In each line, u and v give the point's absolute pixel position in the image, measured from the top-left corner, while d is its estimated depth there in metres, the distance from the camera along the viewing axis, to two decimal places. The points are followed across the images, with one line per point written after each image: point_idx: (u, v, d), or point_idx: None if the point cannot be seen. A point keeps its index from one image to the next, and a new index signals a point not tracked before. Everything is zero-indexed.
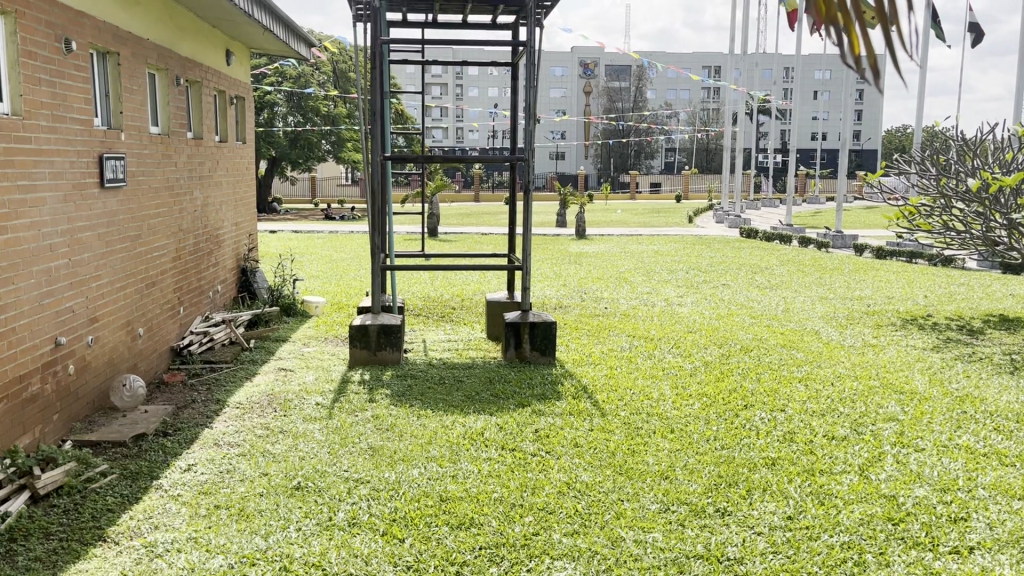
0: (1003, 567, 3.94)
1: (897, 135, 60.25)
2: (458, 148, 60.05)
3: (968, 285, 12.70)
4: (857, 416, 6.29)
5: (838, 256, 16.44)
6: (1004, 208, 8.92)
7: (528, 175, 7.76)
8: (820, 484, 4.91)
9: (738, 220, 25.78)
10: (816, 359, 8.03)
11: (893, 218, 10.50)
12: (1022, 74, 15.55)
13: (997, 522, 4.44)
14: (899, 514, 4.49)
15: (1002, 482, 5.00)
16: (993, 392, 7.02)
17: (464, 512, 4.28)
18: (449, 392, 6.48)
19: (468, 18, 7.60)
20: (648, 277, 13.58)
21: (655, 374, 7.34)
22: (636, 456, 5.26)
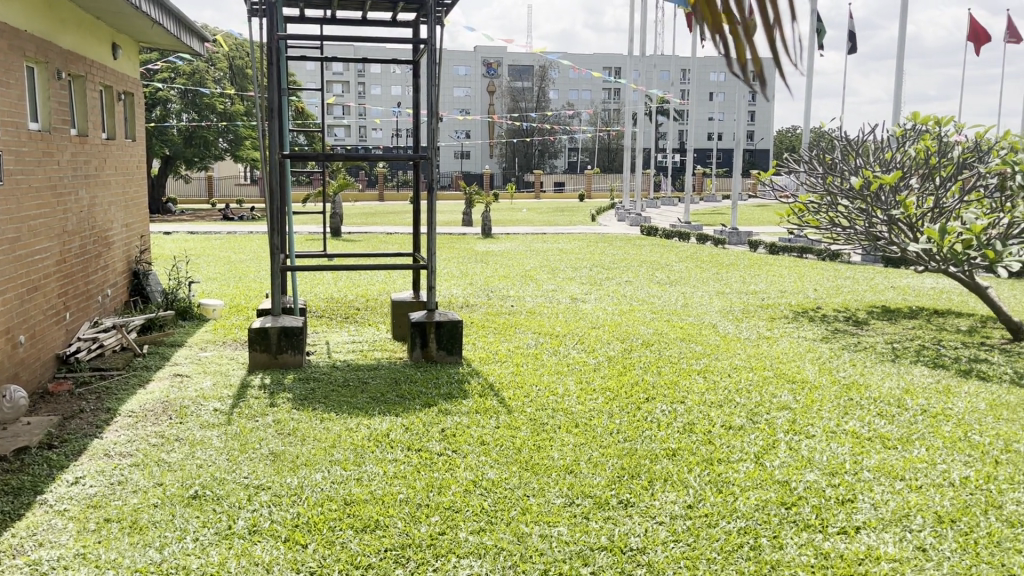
0: (886, 544, 4.16)
1: (788, 136, 62.85)
2: (360, 146, 59.34)
3: (853, 278, 13.35)
4: (753, 405, 6.53)
5: (734, 252, 17.04)
6: (885, 205, 9.38)
7: (432, 174, 7.70)
8: (718, 472, 5.08)
9: (639, 218, 26.32)
10: (714, 352, 8.30)
11: (784, 216, 10.96)
12: (899, 78, 16.47)
13: (880, 502, 4.69)
14: (791, 499, 4.69)
15: (885, 464, 5.28)
16: (877, 378, 7.43)
17: (370, 515, 4.23)
18: (353, 393, 6.39)
19: (367, 15, 7.51)
20: (553, 275, 13.74)
21: (560, 370, 7.43)
22: (541, 452, 5.31)
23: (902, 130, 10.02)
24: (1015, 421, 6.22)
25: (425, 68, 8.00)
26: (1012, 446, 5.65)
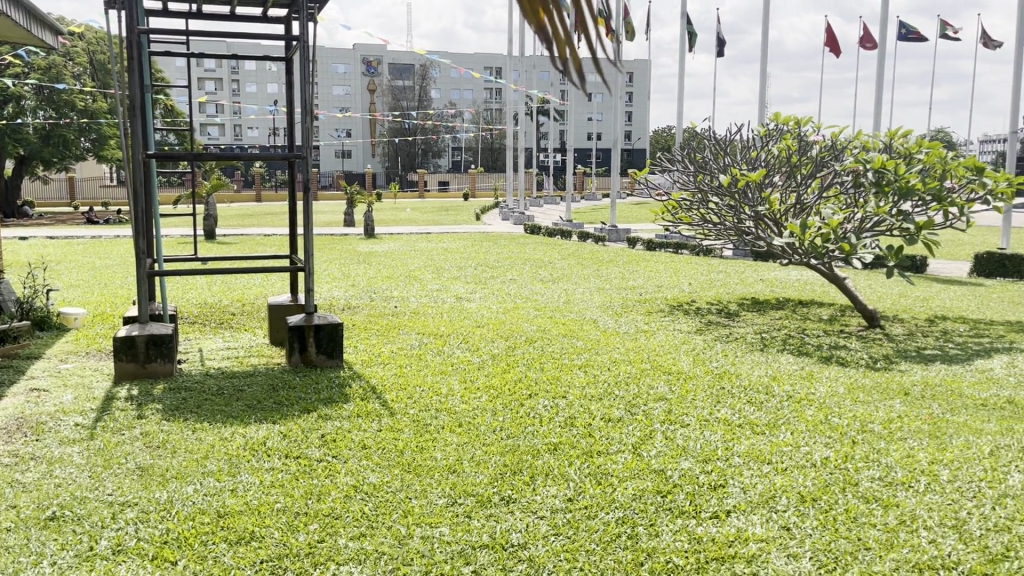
0: (754, 525, 4.36)
1: (663, 136, 64.96)
2: (236, 146, 57.41)
3: (725, 272, 13.93)
4: (631, 398, 6.71)
5: (613, 249, 17.48)
6: (751, 202, 9.85)
7: (308, 174, 7.52)
8: (597, 464, 5.19)
9: (522, 217, 26.60)
10: (595, 346, 8.49)
11: (659, 213, 11.31)
12: (763, 81, 17.32)
13: (749, 485, 4.91)
14: (666, 487, 4.85)
15: (754, 449, 5.54)
16: (747, 367, 7.78)
17: (244, 527, 4.10)
18: (228, 402, 6.17)
19: (236, 10, 7.26)
20: (437, 275, 13.69)
21: (444, 370, 7.41)
22: (423, 453, 5.28)
23: (765, 130, 10.53)
24: (871, 403, 6.64)
25: (298, 66, 7.81)
26: (868, 426, 6.02)
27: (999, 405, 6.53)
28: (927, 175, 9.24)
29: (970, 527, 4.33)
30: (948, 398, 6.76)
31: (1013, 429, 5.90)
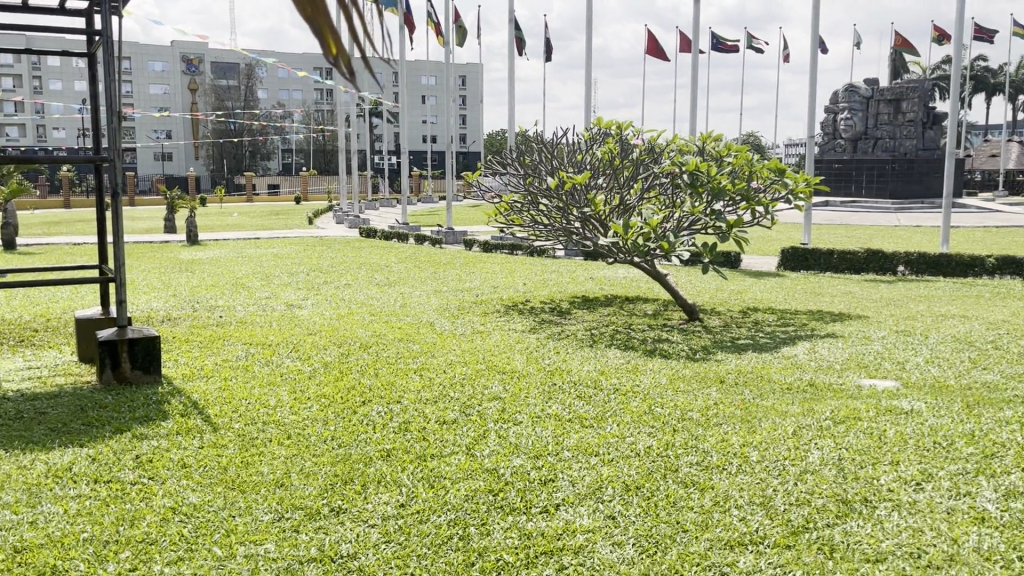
0: (581, 517, 4.50)
1: (497, 138, 65.99)
2: (40, 148, 52.95)
3: (558, 272, 14.32)
4: (466, 399, 6.75)
5: (449, 251, 17.55)
6: (578, 204, 10.17)
7: (116, 179, 7.03)
8: (430, 467, 5.18)
9: (356, 220, 26.20)
10: (430, 349, 8.48)
11: (491, 215, 11.47)
12: (588, 86, 17.95)
13: (578, 478, 5.06)
14: (498, 485, 4.91)
15: (583, 442, 5.71)
16: (577, 363, 8.03)
17: (45, 561, 3.78)
18: (28, 426, 5.67)
19: (29, 1, 6.68)
20: (267, 282, 13.21)
21: (273, 381, 7.15)
22: (249, 468, 5.07)
23: (589, 133, 10.91)
24: (690, 392, 7.03)
25: (103, 62, 7.30)
26: (687, 414, 6.36)
27: (802, 388, 7.09)
28: (736, 177, 9.89)
29: (775, 503, 4.66)
30: (758, 383, 7.26)
31: (812, 409, 6.42)
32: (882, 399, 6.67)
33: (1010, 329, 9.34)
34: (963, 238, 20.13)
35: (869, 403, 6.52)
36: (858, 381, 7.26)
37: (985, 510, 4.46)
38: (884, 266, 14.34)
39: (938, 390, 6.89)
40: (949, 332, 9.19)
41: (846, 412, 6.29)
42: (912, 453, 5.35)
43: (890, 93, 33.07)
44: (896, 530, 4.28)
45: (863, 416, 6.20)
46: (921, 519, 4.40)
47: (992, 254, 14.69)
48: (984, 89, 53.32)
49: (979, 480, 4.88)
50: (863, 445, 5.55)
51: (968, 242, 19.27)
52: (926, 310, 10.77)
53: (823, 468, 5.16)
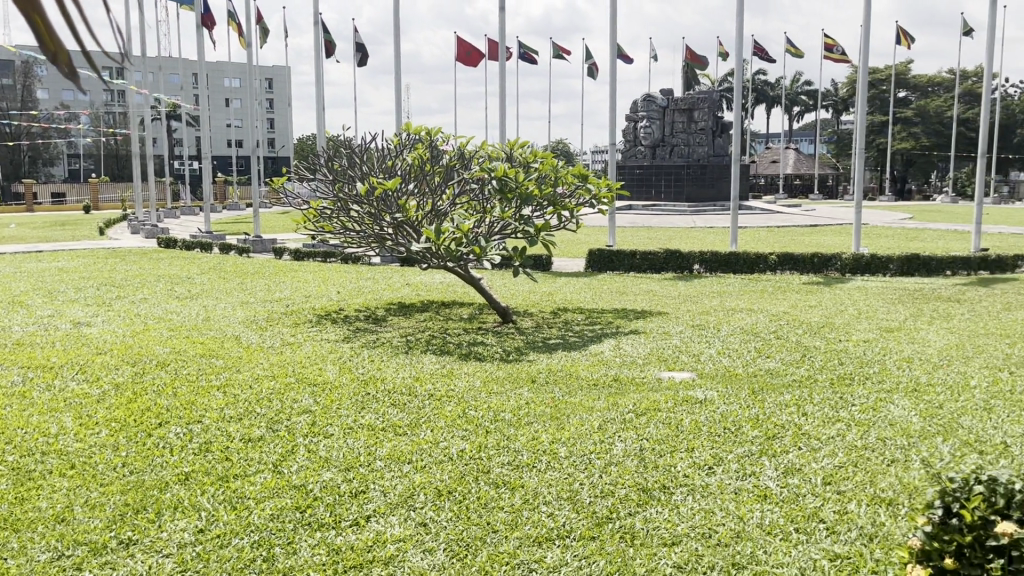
0: (392, 526, 4.45)
1: (307, 143, 64.33)
2: None
3: (372, 279, 14.15)
4: (273, 415, 6.48)
5: (258, 260, 16.88)
6: (389, 210, 10.08)
7: None
8: (233, 488, 4.93)
9: (154, 230, 24.61)
10: (235, 364, 8.08)
11: (300, 223, 11.12)
12: (399, 91, 17.89)
13: (389, 487, 4.99)
14: (306, 501, 4.75)
15: (395, 451, 5.64)
16: (391, 371, 7.93)
17: None
18: None
19: None
20: (50, 299, 12.09)
21: (55, 407, 6.52)
22: (25, 505, 4.60)
23: (398, 139, 10.82)
24: (502, 393, 7.13)
25: None
26: (499, 415, 6.45)
27: (607, 383, 7.40)
28: (543, 182, 10.20)
29: (581, 497, 4.82)
30: (567, 381, 7.50)
31: (617, 403, 6.71)
32: (679, 389, 7.08)
33: (789, 320, 10.24)
34: (749, 238, 21.87)
35: (668, 395, 6.90)
36: (658, 374, 7.67)
37: (767, 488, 4.84)
38: (681, 265, 15.29)
39: (729, 379, 7.41)
40: (738, 324, 9.93)
41: (647, 404, 6.62)
42: (705, 439, 5.71)
43: (683, 102, 35.38)
44: (690, 513, 4.55)
45: (662, 407, 6.55)
46: (712, 501, 4.70)
47: (774, 252, 16.07)
48: (765, 101, 58.29)
49: (762, 460, 5.29)
50: (662, 435, 5.85)
51: (754, 241, 20.96)
52: (718, 305, 11.59)
53: (626, 460, 5.39)
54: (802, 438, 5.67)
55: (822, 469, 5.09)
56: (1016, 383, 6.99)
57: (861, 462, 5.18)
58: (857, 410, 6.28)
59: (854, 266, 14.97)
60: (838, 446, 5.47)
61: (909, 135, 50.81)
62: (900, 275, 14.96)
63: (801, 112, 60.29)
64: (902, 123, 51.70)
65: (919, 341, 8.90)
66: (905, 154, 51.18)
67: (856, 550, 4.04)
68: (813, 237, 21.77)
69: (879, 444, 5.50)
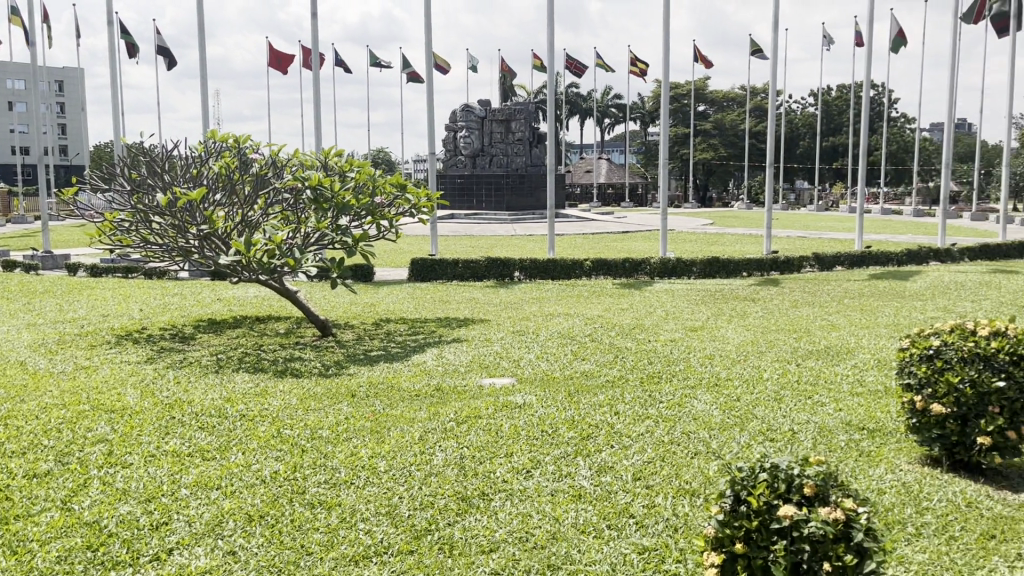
0: (197, 558, 4.18)
1: (105, 150, 59.88)
2: None
3: (180, 294, 13.34)
4: (63, 446, 5.92)
5: (49, 278, 15.47)
6: (194, 222, 9.52)
7: None
8: (13, 532, 4.45)
9: None
10: (19, 393, 7.32)
11: (95, 236, 10.28)
12: (205, 97, 16.99)
13: (195, 516, 4.69)
14: (100, 539, 4.37)
15: (202, 477, 5.32)
16: (200, 392, 7.48)
17: None
18: None
19: None
20: None
21: None
22: None
23: (204, 147, 10.26)
24: (320, 410, 6.90)
25: None
26: (316, 433, 6.23)
27: (429, 393, 7.35)
28: (360, 191, 10.02)
29: (400, 510, 4.74)
30: (388, 393, 7.38)
31: (437, 413, 6.67)
32: (499, 396, 7.15)
33: (603, 323, 10.65)
34: (567, 244, 22.61)
35: (488, 401, 6.95)
36: (479, 381, 7.72)
37: (582, 487, 4.98)
38: (502, 272, 15.53)
39: (547, 383, 7.57)
40: (556, 329, 10.21)
41: (467, 412, 6.63)
42: (523, 444, 5.79)
43: (500, 113, 36.06)
44: (508, 518, 4.59)
45: (482, 414, 6.58)
46: (529, 504, 4.77)
47: (589, 258, 16.68)
48: (579, 112, 60.65)
49: (577, 461, 5.43)
50: (481, 442, 5.88)
51: (570, 247, 21.69)
52: (537, 310, 11.86)
53: (445, 469, 5.36)
54: (614, 437, 5.88)
55: (632, 465, 5.31)
56: (802, 374, 7.63)
57: (668, 457, 5.44)
58: (665, 407, 6.61)
59: (661, 269, 15.85)
60: (647, 442, 5.72)
61: (709, 146, 54.61)
62: (703, 277, 15.99)
63: (612, 124, 63.18)
64: (702, 135, 55.46)
65: (719, 338, 9.52)
66: (706, 164, 54.94)
67: (662, 542, 4.23)
68: (626, 243, 22.82)
69: (684, 438, 5.80)
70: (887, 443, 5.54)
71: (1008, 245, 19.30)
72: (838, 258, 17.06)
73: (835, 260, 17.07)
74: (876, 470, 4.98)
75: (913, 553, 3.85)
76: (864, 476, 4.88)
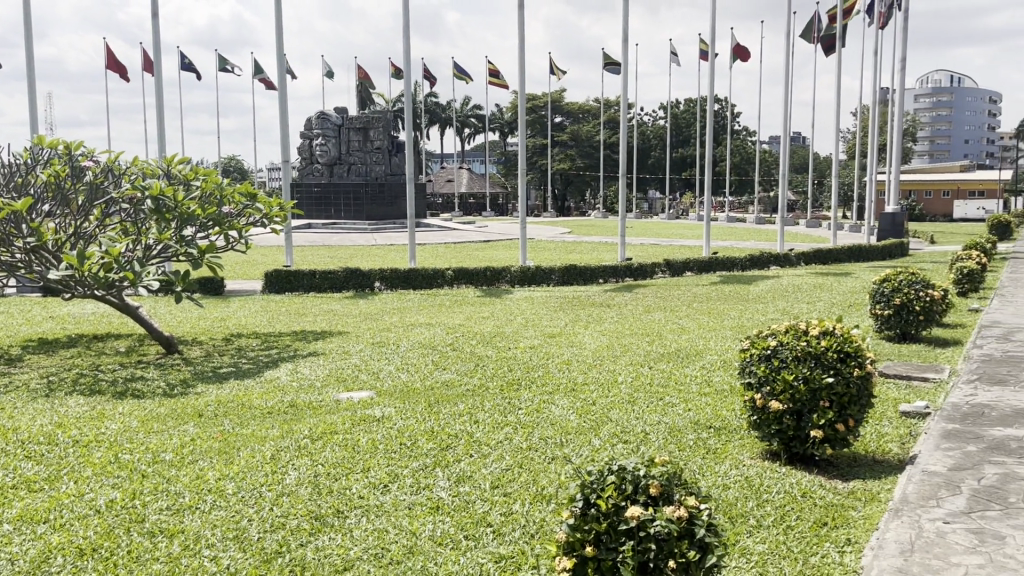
0: None
1: None
2: None
3: (6, 313, 12.29)
4: None
5: None
6: (19, 235, 8.80)
7: None
8: None
9: None
10: None
11: None
12: (32, 100, 15.78)
13: (18, 554, 4.30)
14: None
15: (27, 511, 4.88)
16: (27, 418, 6.88)
17: None
18: None
19: None
20: None
21: None
22: None
23: (30, 154, 9.51)
24: (163, 432, 6.50)
25: None
26: (158, 457, 5.86)
27: (282, 410, 7.09)
28: (206, 201, 9.58)
29: (248, 534, 4.52)
30: (238, 412, 7.05)
31: (291, 430, 6.43)
32: (357, 409, 6.98)
33: (464, 332, 10.64)
34: (428, 254, 22.51)
35: (345, 416, 6.77)
36: (336, 396, 7.51)
37: (440, 499, 4.92)
38: (362, 283, 15.26)
39: (406, 394, 7.46)
40: (416, 339, 10.11)
41: (322, 428, 6.43)
42: (381, 458, 5.68)
43: (357, 122, 35.58)
44: (363, 535, 4.46)
45: (338, 429, 6.40)
46: (385, 519, 4.66)
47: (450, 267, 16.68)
48: (438, 122, 60.71)
49: (435, 472, 5.37)
50: (337, 458, 5.71)
51: (431, 257, 21.61)
52: (398, 321, 11.72)
53: (298, 489, 5.17)
54: (473, 446, 5.86)
55: (490, 474, 5.30)
56: (654, 376, 7.90)
57: (525, 463, 5.47)
58: (523, 413, 6.66)
59: (521, 278, 16.05)
60: (506, 449, 5.74)
61: (566, 157, 56.00)
62: (561, 284, 16.33)
63: (471, 134, 63.64)
64: (559, 145, 56.80)
65: (576, 344, 9.72)
66: (564, 174, 56.31)
67: (519, 549, 4.23)
68: (486, 252, 22.99)
69: (541, 443, 5.86)
70: (731, 439, 5.80)
71: (838, 250, 20.81)
72: (687, 264, 17.85)
73: (684, 266, 17.84)
74: (720, 467, 5.20)
75: (754, 544, 4.04)
76: (710, 472, 5.08)
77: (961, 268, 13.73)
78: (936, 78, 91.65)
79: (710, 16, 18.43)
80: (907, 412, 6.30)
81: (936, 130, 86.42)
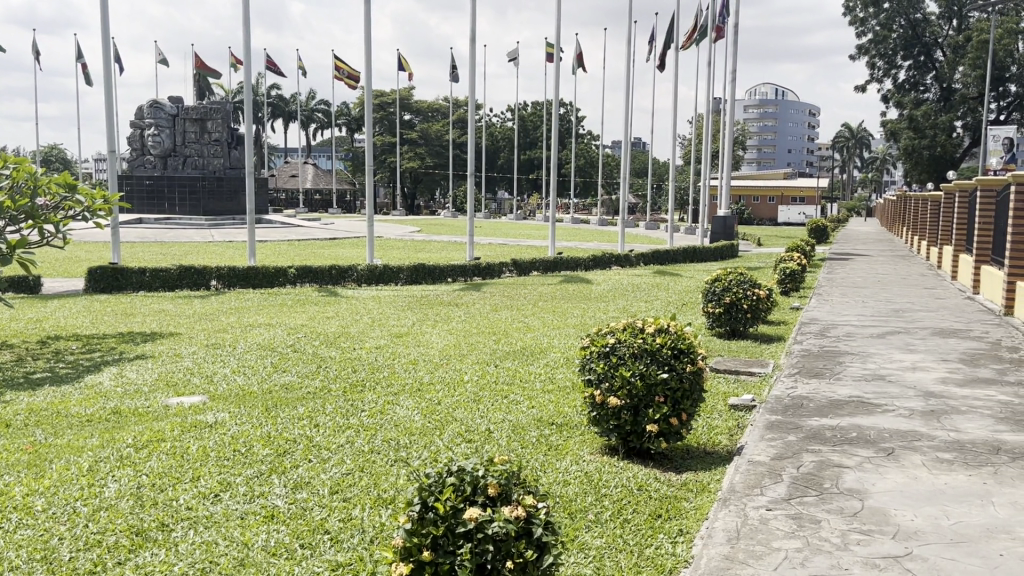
0: None
1: None
2: None
3: None
4: None
5: None
6: None
7: None
8: None
9: None
10: None
11: None
12: None
13: None
14: None
15: None
16: None
17: None
18: None
19: None
20: None
21: None
22: None
23: None
24: None
25: None
26: None
27: (103, 417, 6.56)
28: (18, 193, 8.71)
29: (59, 554, 4.12)
30: (52, 421, 6.47)
31: (113, 439, 5.96)
32: (187, 415, 6.58)
33: (306, 332, 10.29)
34: (269, 251, 21.68)
35: (173, 423, 6.35)
36: (164, 401, 7.04)
37: (275, 507, 4.69)
38: (197, 280, 14.45)
39: (242, 399, 7.09)
40: (254, 341, 9.65)
41: (148, 436, 6.00)
42: (212, 466, 5.36)
43: (193, 112, 33.68)
44: (189, 549, 4.18)
45: (166, 437, 6.00)
46: (214, 531, 4.39)
47: (293, 265, 16.10)
48: (282, 115, 58.76)
49: (271, 479, 5.13)
50: (163, 468, 5.34)
51: (273, 255, 20.82)
52: (235, 321, 11.14)
53: (118, 502, 4.78)
54: (312, 451, 5.65)
55: (329, 479, 5.12)
56: (499, 375, 7.92)
57: (366, 466, 5.33)
58: (366, 416, 6.49)
59: (368, 276, 15.78)
60: (347, 454, 5.57)
61: (415, 155, 55.83)
62: (409, 284, 16.15)
63: (318, 129, 62.31)
64: (408, 143, 56.47)
65: (423, 343, 9.61)
66: (412, 172, 56.06)
67: (357, 555, 4.10)
68: (331, 250, 22.49)
69: (383, 446, 5.73)
70: (572, 436, 5.90)
71: (675, 251, 21.80)
72: (533, 263, 18.11)
73: (531, 266, 18.10)
74: (562, 463, 5.27)
75: (593, 539, 4.11)
76: (552, 469, 5.14)
77: (784, 268, 14.68)
78: (763, 91, 98.34)
79: (555, 20, 18.79)
80: (735, 404, 6.64)
81: (761, 140, 92.71)
